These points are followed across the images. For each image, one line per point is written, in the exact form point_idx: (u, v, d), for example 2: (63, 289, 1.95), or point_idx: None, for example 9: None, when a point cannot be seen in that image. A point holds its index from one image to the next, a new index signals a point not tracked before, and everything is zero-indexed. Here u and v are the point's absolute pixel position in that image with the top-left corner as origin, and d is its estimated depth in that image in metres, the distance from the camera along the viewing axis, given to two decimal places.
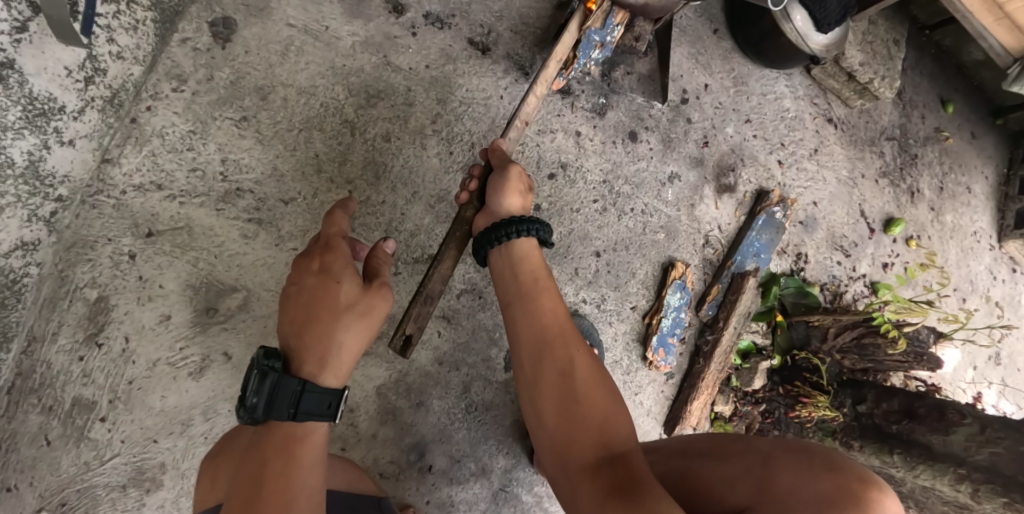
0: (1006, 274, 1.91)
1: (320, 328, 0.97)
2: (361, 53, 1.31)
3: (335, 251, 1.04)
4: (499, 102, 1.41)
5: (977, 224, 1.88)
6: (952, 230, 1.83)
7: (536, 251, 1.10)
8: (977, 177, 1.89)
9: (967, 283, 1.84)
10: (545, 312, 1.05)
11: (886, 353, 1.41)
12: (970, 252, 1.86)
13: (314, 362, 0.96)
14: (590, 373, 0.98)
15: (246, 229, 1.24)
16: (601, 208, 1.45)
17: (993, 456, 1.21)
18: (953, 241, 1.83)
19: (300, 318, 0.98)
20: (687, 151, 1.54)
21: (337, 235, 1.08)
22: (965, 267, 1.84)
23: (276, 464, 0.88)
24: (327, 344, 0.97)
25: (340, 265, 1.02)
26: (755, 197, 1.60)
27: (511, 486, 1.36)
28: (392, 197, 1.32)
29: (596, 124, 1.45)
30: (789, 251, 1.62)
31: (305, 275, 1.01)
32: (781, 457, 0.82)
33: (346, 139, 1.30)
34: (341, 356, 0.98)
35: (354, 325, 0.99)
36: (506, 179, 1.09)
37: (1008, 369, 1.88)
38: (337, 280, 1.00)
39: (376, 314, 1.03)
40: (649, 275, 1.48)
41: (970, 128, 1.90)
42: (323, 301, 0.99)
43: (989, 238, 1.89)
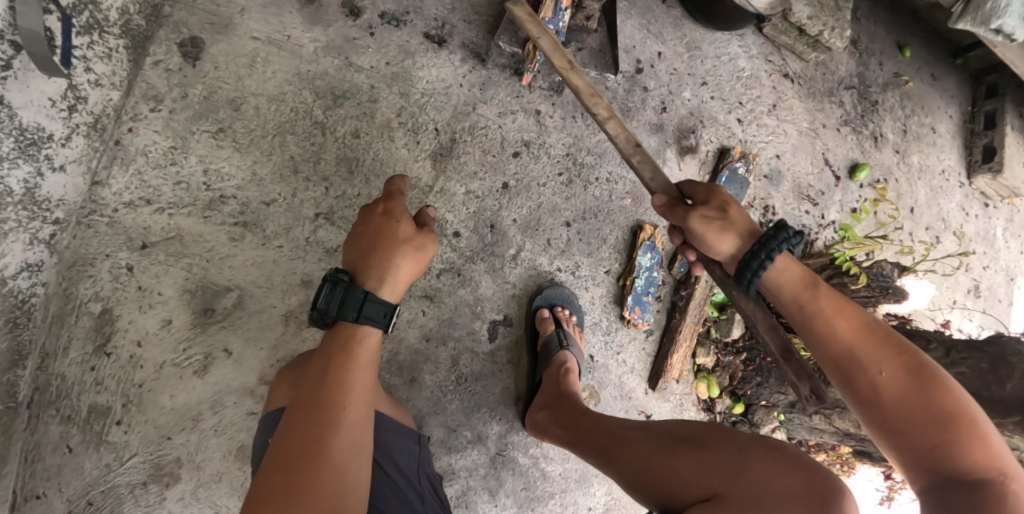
0: (979, 209, 1.96)
1: (382, 253, 0.94)
2: (323, 57, 1.39)
3: (397, 200, 1.02)
4: (459, 89, 1.47)
5: (945, 163, 1.92)
6: (918, 170, 1.88)
7: (790, 263, 1.00)
8: (941, 117, 1.94)
9: (939, 221, 1.89)
10: (827, 333, 0.94)
11: (853, 290, 1.48)
12: (939, 191, 1.90)
13: (375, 277, 0.93)
14: (901, 395, 0.87)
15: (232, 232, 1.32)
16: (567, 180, 1.52)
17: (958, 376, 1.31)
18: (920, 181, 1.88)
19: (363, 246, 0.96)
20: (647, 118, 1.61)
21: (397, 187, 1.05)
22: (934, 205, 1.89)
23: (339, 361, 0.87)
24: (386, 266, 0.94)
25: (401, 208, 0.99)
26: (717, 156, 1.67)
27: (508, 450, 1.45)
28: (367, 189, 1.39)
29: (555, 101, 1.53)
30: (756, 205, 1.68)
31: (367, 214, 0.99)
32: (755, 450, 0.90)
33: (317, 139, 1.37)
34: (399, 278, 0.95)
35: (410, 254, 0.96)
36: (708, 232, 1.04)
37: (988, 301, 1.95)
38: (396, 218, 0.98)
39: (428, 252, 0.99)
40: (619, 239, 1.56)
41: (929, 70, 1.94)
42: (382, 234, 0.96)
43: (958, 175, 1.94)
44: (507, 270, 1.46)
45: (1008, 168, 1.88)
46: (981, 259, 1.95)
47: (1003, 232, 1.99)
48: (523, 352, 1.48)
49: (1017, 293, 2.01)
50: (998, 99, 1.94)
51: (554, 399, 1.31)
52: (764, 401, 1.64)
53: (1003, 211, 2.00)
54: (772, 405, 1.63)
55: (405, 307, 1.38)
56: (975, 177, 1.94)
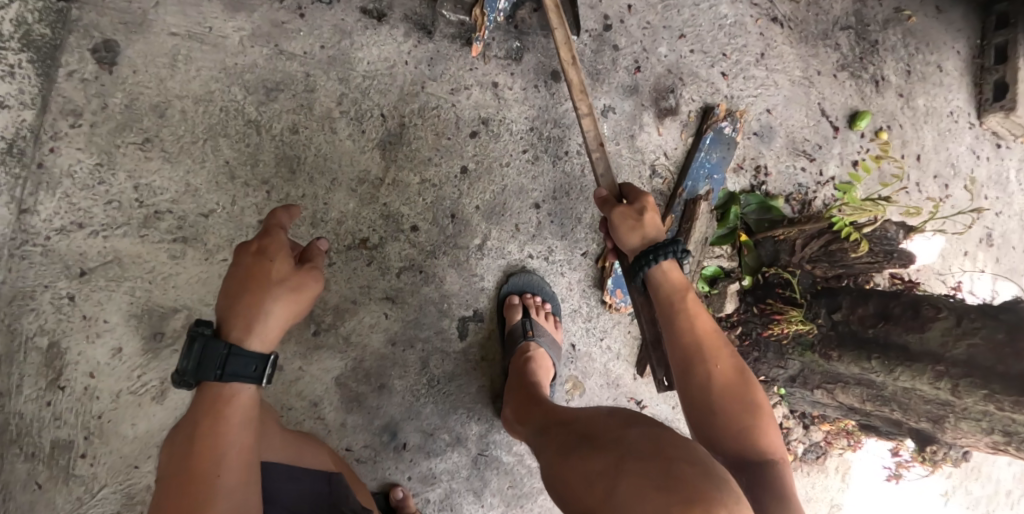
0: (990, 151, 1.76)
1: (249, 297, 0.86)
2: (250, 47, 1.26)
3: (273, 237, 0.94)
4: (405, 68, 1.34)
5: (953, 103, 1.72)
6: (925, 113, 1.69)
7: (677, 271, 0.99)
8: (947, 54, 1.71)
9: (948, 167, 1.71)
10: (687, 326, 0.94)
11: (853, 256, 1.37)
12: (947, 134, 1.72)
13: (241, 326, 0.85)
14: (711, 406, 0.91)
15: (173, 250, 1.23)
16: (532, 156, 1.41)
17: (970, 349, 1.18)
18: (928, 125, 1.70)
19: (230, 289, 0.88)
20: (619, 80, 1.46)
21: (276, 223, 0.97)
22: (943, 151, 1.71)
23: (206, 424, 0.81)
24: (252, 314, 0.86)
25: (276, 246, 0.92)
26: (701, 116, 1.51)
27: (490, 450, 1.39)
28: (311, 189, 1.28)
29: (514, 71, 1.40)
30: (746, 167, 1.54)
31: (241, 253, 0.91)
32: (636, 458, 0.78)
33: (252, 139, 1.26)
34: (269, 325, 0.87)
35: (284, 299, 0.88)
36: (624, 221, 1.03)
37: (1002, 249, 1.78)
38: (272, 259, 0.90)
39: (307, 296, 0.92)
40: (596, 218, 1.45)
41: (934, 1, 1.71)
42: (252, 275, 0.88)
43: (967, 116, 1.74)
44: (474, 262, 1.37)
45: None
46: (995, 205, 1.77)
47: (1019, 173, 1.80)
48: (497, 347, 1.40)
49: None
50: (1011, 30, 1.69)
51: (517, 395, 1.23)
52: (762, 377, 1.56)
53: (1017, 150, 1.80)
54: (772, 380, 1.56)
55: (366, 312, 1.30)
56: (987, 116, 1.73)
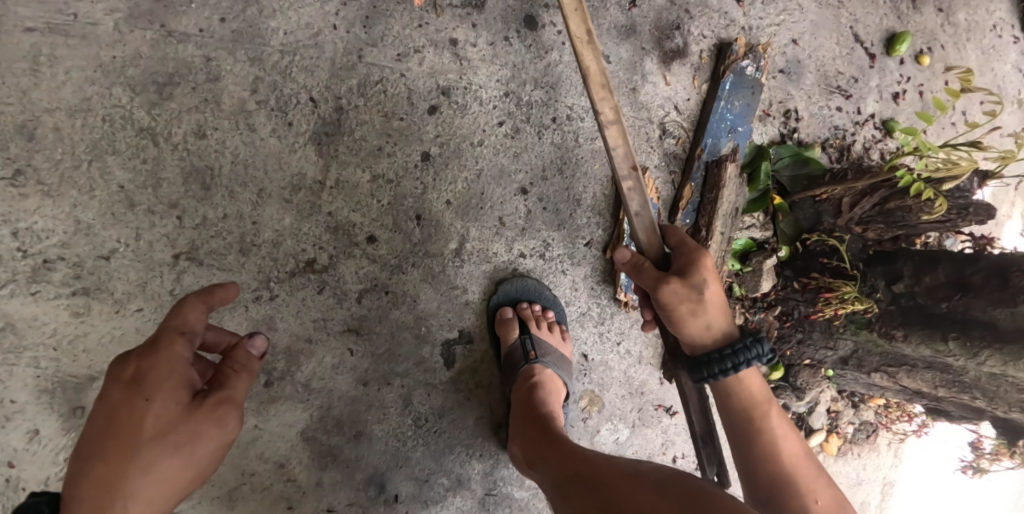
0: None
1: (110, 466, 0.71)
2: (129, 32, 0.98)
3: (160, 355, 0.75)
4: (334, 35, 1.04)
5: (996, 15, 1.43)
6: (967, 30, 1.40)
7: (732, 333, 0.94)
8: None
9: (995, 90, 1.44)
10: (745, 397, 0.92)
11: (920, 217, 1.10)
12: (990, 53, 1.43)
13: (92, 506, 0.70)
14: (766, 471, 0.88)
15: (75, 305, 0.99)
16: (511, 130, 1.13)
17: None
18: (971, 43, 1.41)
19: (90, 447, 0.72)
20: (612, 19, 1.16)
21: (179, 324, 0.77)
22: (989, 71, 1.43)
23: None
24: (112, 489, 0.70)
25: (158, 377, 0.74)
26: (715, 55, 1.22)
27: (498, 487, 1.18)
28: (235, 206, 1.02)
29: (476, 22, 1.10)
30: (773, 112, 1.27)
31: (111, 385, 0.74)
32: None
33: (150, 153, 0.99)
34: (140, 496, 0.71)
35: (154, 462, 0.72)
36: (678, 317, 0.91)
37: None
38: (147, 399, 0.73)
39: (202, 445, 0.75)
40: (597, 198, 1.18)
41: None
42: (121, 428, 0.72)
43: (1010, 28, 1.44)
44: (453, 272, 1.12)
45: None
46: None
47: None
48: (493, 369, 1.17)
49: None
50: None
51: (528, 423, 1.00)
52: (808, 361, 1.33)
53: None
54: (818, 364, 1.32)
55: (326, 350, 1.07)
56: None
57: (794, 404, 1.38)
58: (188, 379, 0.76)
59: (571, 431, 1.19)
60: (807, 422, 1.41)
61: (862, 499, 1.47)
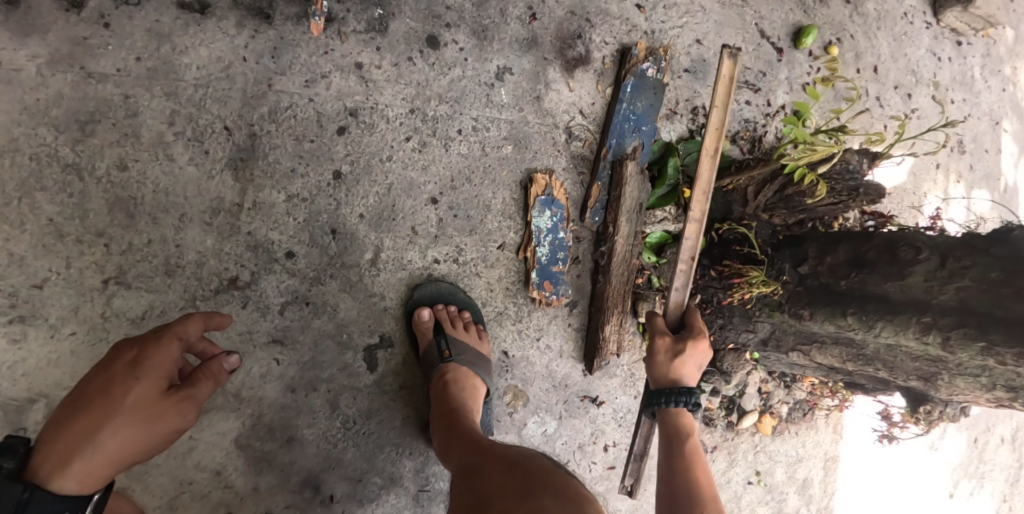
0: (951, 51, 1.52)
1: (84, 427, 0.76)
2: (51, 74, 1.05)
3: (156, 347, 0.83)
4: (244, 66, 1.12)
5: (905, 3, 1.47)
6: (877, 18, 1.44)
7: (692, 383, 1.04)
8: None
9: (909, 75, 1.48)
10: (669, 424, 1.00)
11: (814, 201, 1.14)
12: (904, 39, 1.47)
13: (56, 459, 0.73)
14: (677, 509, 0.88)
15: (11, 332, 1.04)
16: (419, 144, 1.20)
17: (960, 293, 0.99)
18: (882, 32, 1.45)
19: (71, 409, 0.77)
20: (513, 33, 1.23)
21: (179, 330, 0.85)
22: (901, 58, 1.47)
23: None
24: (80, 442, 0.74)
25: (152, 363, 0.82)
26: (617, 59, 1.27)
27: (431, 483, 1.24)
28: (157, 231, 1.09)
29: (380, 45, 1.17)
30: (680, 111, 1.31)
31: (111, 362, 0.82)
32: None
33: (76, 187, 1.06)
34: (98, 457, 0.75)
35: (122, 431, 0.77)
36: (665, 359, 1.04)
37: (974, 155, 1.60)
38: (136, 377, 0.80)
39: (161, 429, 0.81)
40: (508, 201, 1.25)
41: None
42: (104, 396, 0.78)
43: (921, 15, 1.49)
44: (370, 281, 1.19)
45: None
46: (960, 108, 1.55)
47: (981, 69, 1.56)
48: (415, 370, 1.23)
49: (1006, 139, 1.63)
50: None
51: (441, 422, 1.07)
52: (732, 345, 1.36)
53: (978, 45, 1.56)
54: (742, 347, 1.35)
55: (253, 361, 1.13)
56: (943, 13, 1.48)
57: (723, 388, 1.41)
58: (170, 374, 0.84)
59: (498, 425, 1.26)
60: (739, 404, 1.43)
61: (803, 476, 1.52)
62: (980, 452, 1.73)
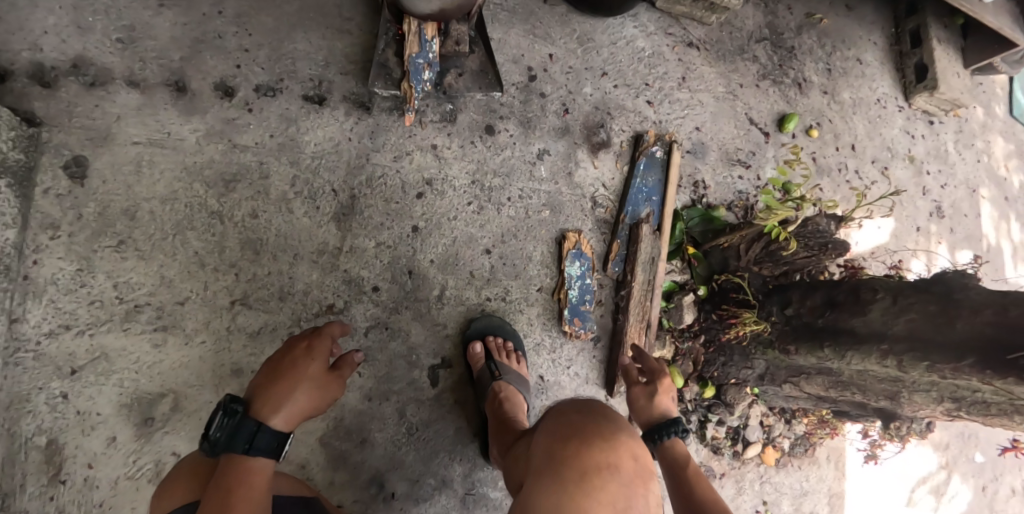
0: (925, 128, 1.86)
1: (283, 386, 1.08)
2: (207, 145, 1.40)
3: (319, 336, 1.18)
4: (349, 144, 1.46)
5: (880, 91, 1.82)
6: (853, 105, 1.79)
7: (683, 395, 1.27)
8: (866, 46, 1.83)
9: (885, 151, 1.80)
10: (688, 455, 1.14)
11: (791, 254, 1.44)
12: (878, 121, 1.81)
13: (269, 407, 1.05)
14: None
15: (155, 338, 1.34)
16: (477, 208, 1.52)
17: (909, 323, 1.24)
18: (858, 115, 1.79)
19: (272, 375, 1.10)
20: (550, 124, 1.57)
21: (328, 331, 1.21)
22: (879, 135, 1.80)
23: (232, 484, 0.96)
24: (283, 397, 1.07)
25: (320, 346, 1.16)
26: (632, 144, 1.61)
27: (476, 488, 1.45)
28: (276, 265, 1.40)
29: (450, 131, 1.52)
30: (685, 184, 1.63)
31: (291, 348, 1.16)
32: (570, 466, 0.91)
33: (218, 229, 1.38)
34: (293, 407, 1.07)
35: (306, 392, 1.10)
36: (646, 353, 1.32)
37: (954, 219, 1.86)
38: (311, 356, 1.14)
39: (326, 395, 1.14)
40: (545, 254, 1.54)
41: (843, 1, 1.82)
42: (293, 368, 1.11)
43: (896, 99, 1.84)
44: (436, 311, 1.47)
45: (943, 82, 1.76)
46: (937, 178, 1.85)
47: (955, 144, 1.89)
48: (468, 388, 1.47)
49: (985, 205, 1.92)
50: (919, 15, 1.82)
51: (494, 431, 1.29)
52: (734, 380, 1.59)
53: (950, 123, 1.90)
54: (743, 382, 1.59)
55: None
56: (914, 98, 1.84)
57: (727, 418, 1.63)
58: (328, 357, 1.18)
59: None
60: (744, 435, 1.64)
61: (808, 509, 1.69)
62: (990, 500, 1.93)
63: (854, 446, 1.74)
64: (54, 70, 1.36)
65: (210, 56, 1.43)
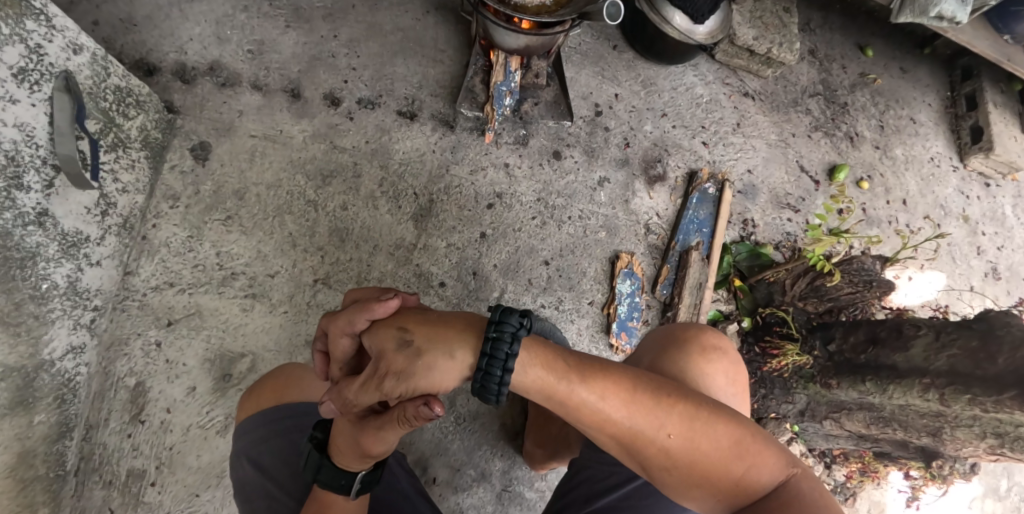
0: (980, 190, 1.94)
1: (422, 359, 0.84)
2: (312, 144, 1.60)
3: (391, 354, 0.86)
4: (433, 156, 1.64)
5: (932, 150, 1.93)
6: (904, 162, 1.90)
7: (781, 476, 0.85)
8: (920, 107, 1.97)
9: (938, 208, 1.88)
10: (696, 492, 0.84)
11: (835, 287, 1.57)
12: (931, 179, 1.90)
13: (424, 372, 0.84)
14: (706, 444, 0.82)
15: (245, 303, 1.50)
16: (540, 222, 1.64)
17: (950, 359, 1.27)
18: (910, 172, 1.89)
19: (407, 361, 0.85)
20: (612, 155, 1.72)
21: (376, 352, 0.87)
22: (930, 194, 1.88)
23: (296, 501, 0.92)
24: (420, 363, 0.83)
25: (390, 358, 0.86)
26: (687, 179, 1.74)
27: (513, 485, 1.51)
28: (357, 253, 1.55)
29: (522, 153, 1.68)
30: (735, 221, 1.74)
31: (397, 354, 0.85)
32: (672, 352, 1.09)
33: (311, 216, 1.56)
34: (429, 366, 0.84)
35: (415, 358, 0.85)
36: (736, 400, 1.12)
37: (1012, 282, 1.89)
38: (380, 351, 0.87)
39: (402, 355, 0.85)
40: (599, 271, 1.64)
41: (897, 63, 2.00)
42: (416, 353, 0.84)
43: (949, 159, 1.94)
44: (494, 313, 1.57)
45: (998, 144, 1.86)
46: (993, 239, 1.91)
47: (1013, 209, 1.95)
48: None
49: None
50: (974, 81, 1.96)
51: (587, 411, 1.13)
52: (773, 414, 1.62)
53: (1008, 187, 1.98)
54: (783, 417, 1.62)
55: None
56: (969, 157, 1.92)
57: None
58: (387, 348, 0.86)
59: None
60: None
61: None
62: None
63: (895, 490, 1.67)
64: (194, 69, 1.61)
65: (323, 71, 1.66)
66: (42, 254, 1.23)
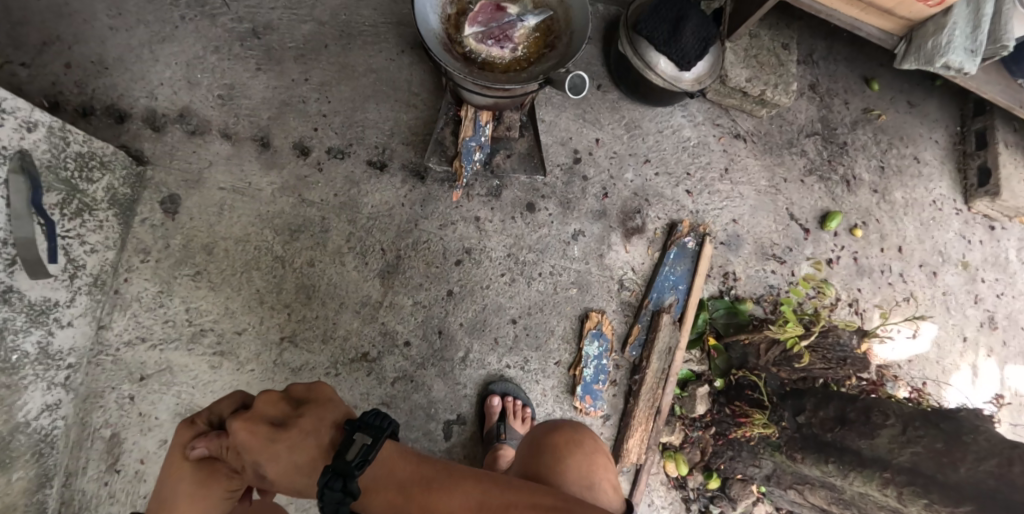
0: (983, 233, 1.87)
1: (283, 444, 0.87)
2: (280, 197, 1.59)
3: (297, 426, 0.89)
4: (402, 209, 1.62)
5: (936, 192, 1.86)
6: (904, 206, 1.84)
7: None
8: (924, 144, 1.88)
9: (936, 255, 1.82)
10: None
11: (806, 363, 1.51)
12: (931, 224, 1.84)
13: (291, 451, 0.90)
14: None
15: (213, 360, 1.53)
16: (509, 279, 1.62)
17: (914, 456, 1.22)
18: (909, 216, 1.83)
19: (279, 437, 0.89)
20: (589, 206, 1.68)
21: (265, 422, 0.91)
22: (929, 239, 1.83)
23: None
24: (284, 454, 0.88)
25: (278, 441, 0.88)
26: (666, 231, 1.70)
27: None
28: (324, 311, 1.56)
29: (494, 206, 1.64)
30: (715, 274, 1.71)
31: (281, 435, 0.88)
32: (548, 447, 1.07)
33: (278, 272, 1.57)
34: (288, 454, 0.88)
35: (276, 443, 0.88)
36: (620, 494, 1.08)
37: (1008, 331, 1.83)
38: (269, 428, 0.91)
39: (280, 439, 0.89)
40: (568, 329, 1.63)
41: (905, 98, 1.90)
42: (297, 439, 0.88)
43: (951, 202, 1.87)
44: (458, 372, 1.57)
45: (1005, 189, 1.78)
46: (993, 287, 1.85)
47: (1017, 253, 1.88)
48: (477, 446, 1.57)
49: None
50: (987, 117, 1.85)
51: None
52: (739, 475, 1.62)
53: (1014, 230, 1.90)
54: (749, 479, 1.62)
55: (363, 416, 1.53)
56: (974, 202, 1.85)
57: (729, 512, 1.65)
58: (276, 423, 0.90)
59: None
60: None
61: None
62: None
63: None
64: (163, 116, 1.59)
65: (292, 118, 1.63)
66: (10, 328, 1.23)
